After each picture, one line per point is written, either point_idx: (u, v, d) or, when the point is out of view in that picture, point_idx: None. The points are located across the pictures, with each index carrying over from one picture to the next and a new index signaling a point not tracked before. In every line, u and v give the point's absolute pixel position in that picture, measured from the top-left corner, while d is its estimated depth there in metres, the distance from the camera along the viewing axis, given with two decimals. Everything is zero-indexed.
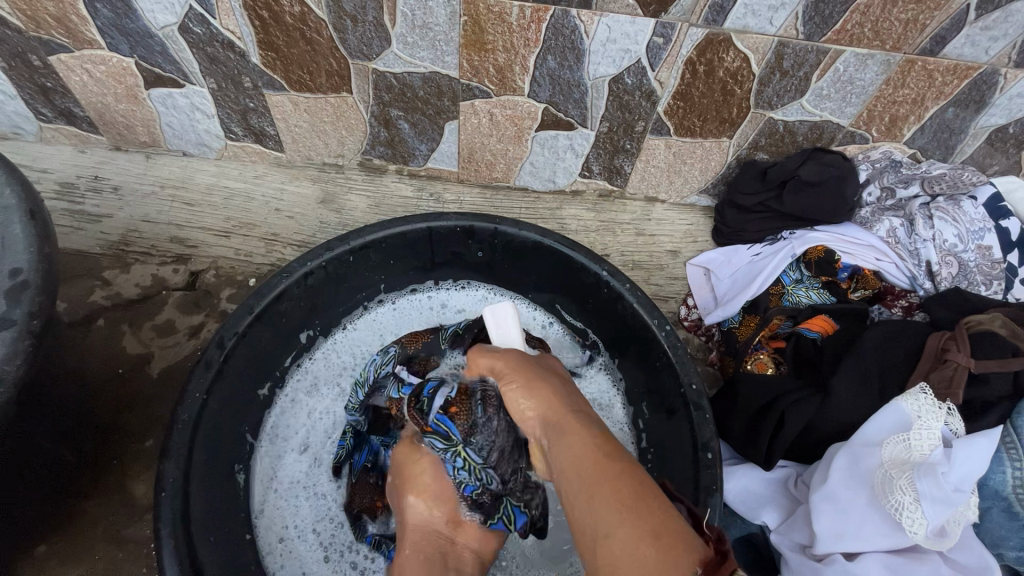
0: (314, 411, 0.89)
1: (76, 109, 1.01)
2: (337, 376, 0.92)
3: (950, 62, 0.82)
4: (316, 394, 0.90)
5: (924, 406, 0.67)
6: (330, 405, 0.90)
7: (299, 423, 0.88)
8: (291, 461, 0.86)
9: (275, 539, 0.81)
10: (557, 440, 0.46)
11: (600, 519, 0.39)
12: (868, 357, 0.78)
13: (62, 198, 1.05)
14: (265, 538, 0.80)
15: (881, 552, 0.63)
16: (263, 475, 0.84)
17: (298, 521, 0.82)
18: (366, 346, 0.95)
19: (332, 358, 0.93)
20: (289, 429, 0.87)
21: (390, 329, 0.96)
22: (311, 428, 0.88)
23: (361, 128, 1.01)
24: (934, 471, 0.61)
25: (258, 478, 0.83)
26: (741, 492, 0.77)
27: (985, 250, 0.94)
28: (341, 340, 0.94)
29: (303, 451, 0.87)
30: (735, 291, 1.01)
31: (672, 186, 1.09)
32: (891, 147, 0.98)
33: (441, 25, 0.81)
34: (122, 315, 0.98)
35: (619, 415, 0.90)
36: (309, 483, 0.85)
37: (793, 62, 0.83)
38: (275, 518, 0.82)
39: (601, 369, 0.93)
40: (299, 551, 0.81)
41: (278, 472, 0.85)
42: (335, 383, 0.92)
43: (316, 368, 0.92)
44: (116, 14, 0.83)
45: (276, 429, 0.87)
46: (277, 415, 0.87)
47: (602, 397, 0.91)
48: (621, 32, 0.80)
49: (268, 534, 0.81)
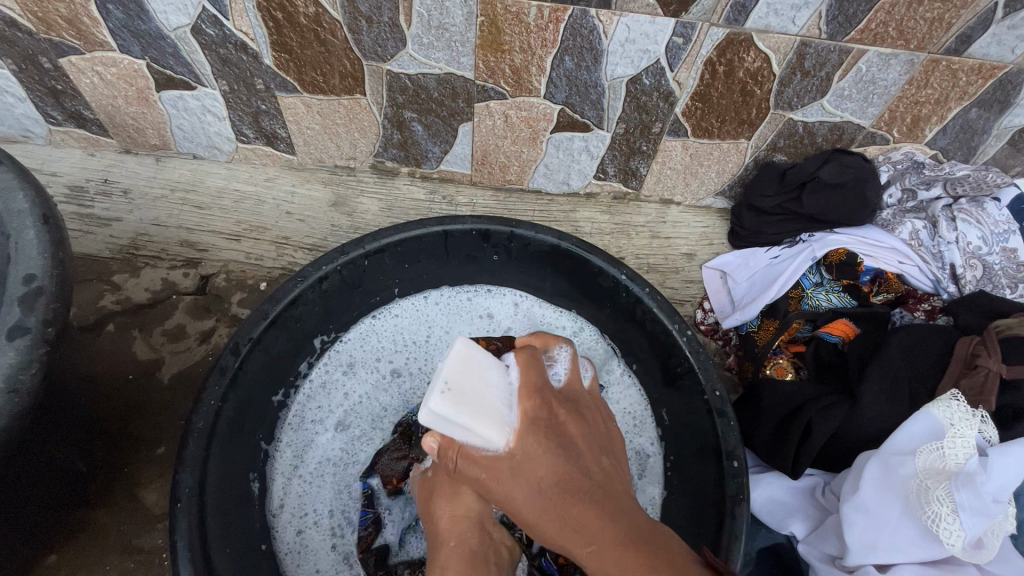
0: (349, 399, 0.89)
1: (85, 112, 1.00)
2: (376, 360, 0.92)
3: (976, 62, 0.81)
4: (353, 375, 0.90)
5: (957, 414, 0.65)
6: (367, 388, 0.90)
7: (332, 404, 0.88)
8: (316, 451, 0.85)
9: (290, 531, 0.79)
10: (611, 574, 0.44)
11: None
12: (896, 363, 0.76)
13: (71, 202, 1.03)
14: (283, 522, 0.79)
15: (913, 564, 0.62)
16: (287, 465, 0.83)
17: (314, 513, 0.81)
18: (410, 332, 0.94)
19: (372, 343, 0.93)
20: (318, 417, 0.87)
21: (436, 322, 0.95)
22: (347, 410, 0.88)
23: (374, 130, 1.00)
24: (973, 482, 0.59)
25: (280, 470, 0.82)
26: (767, 502, 0.76)
27: (1010, 253, 0.93)
28: (382, 323, 0.94)
29: (330, 442, 0.86)
30: (753, 295, 0.99)
31: (689, 188, 1.07)
32: (912, 148, 0.97)
33: (458, 26, 0.79)
34: (132, 320, 0.96)
35: (648, 432, 0.86)
36: (331, 476, 0.83)
37: (815, 62, 0.82)
38: (293, 509, 0.80)
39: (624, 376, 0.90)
40: (313, 545, 0.79)
41: (306, 454, 0.84)
42: (371, 369, 0.91)
43: (352, 353, 0.92)
44: (128, 16, 0.82)
45: (308, 404, 0.87)
46: (310, 390, 0.88)
47: (632, 411, 0.88)
48: (641, 32, 0.78)
49: (283, 525, 0.79)
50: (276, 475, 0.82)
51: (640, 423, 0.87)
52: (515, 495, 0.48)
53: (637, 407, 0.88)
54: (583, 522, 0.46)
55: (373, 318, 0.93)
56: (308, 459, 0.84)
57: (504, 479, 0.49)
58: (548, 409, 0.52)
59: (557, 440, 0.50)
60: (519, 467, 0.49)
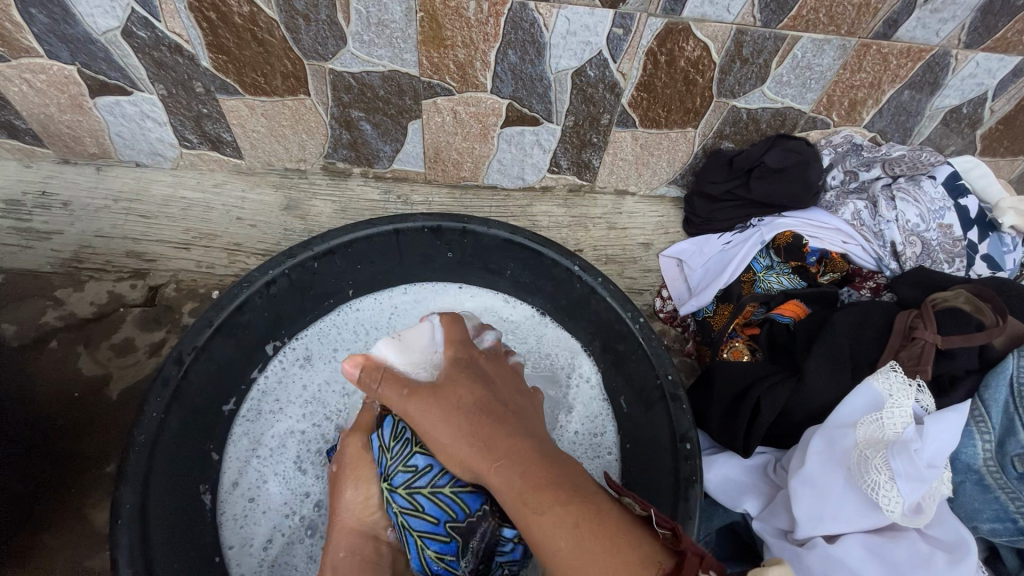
0: (308, 389, 0.87)
1: (17, 122, 0.96)
2: (331, 350, 0.90)
3: (904, 45, 0.84)
4: (309, 365, 0.88)
5: (895, 383, 0.68)
6: (324, 378, 0.88)
7: (292, 394, 0.86)
8: (275, 432, 0.84)
9: (241, 505, 0.79)
10: (523, 484, 0.48)
11: (576, 562, 0.42)
12: (839, 339, 0.79)
13: (7, 216, 0.99)
14: (233, 506, 0.78)
15: (860, 533, 0.64)
16: (243, 447, 0.82)
17: (268, 488, 0.80)
18: (370, 325, 0.93)
19: (330, 334, 0.91)
20: (277, 406, 0.85)
21: (397, 316, 0.94)
22: (306, 399, 0.86)
23: (322, 131, 0.98)
24: (907, 450, 0.62)
25: (237, 456, 0.81)
26: (721, 482, 0.77)
27: (946, 228, 0.97)
28: (342, 318, 0.92)
29: (291, 422, 0.85)
30: (707, 281, 1.01)
31: (641, 178, 1.08)
32: (851, 131, 1.00)
33: (398, 22, 0.79)
34: (76, 335, 0.93)
35: (610, 443, 0.85)
36: (291, 456, 0.83)
37: (753, 49, 0.83)
38: (247, 491, 0.79)
39: (591, 386, 0.89)
40: (263, 518, 0.79)
41: (262, 441, 0.83)
42: (329, 357, 0.89)
43: (308, 342, 0.89)
44: (54, 19, 0.79)
45: (265, 395, 0.85)
46: (269, 381, 0.86)
47: (595, 422, 0.87)
48: (581, 24, 0.79)
49: (234, 500, 0.79)
50: (232, 456, 0.81)
51: (601, 436, 0.86)
52: (442, 412, 0.58)
53: (597, 418, 0.87)
54: (502, 448, 0.52)
55: (332, 311, 0.91)
56: (267, 438, 0.83)
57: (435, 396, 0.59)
58: (470, 356, 0.66)
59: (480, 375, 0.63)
60: (446, 399, 0.59)
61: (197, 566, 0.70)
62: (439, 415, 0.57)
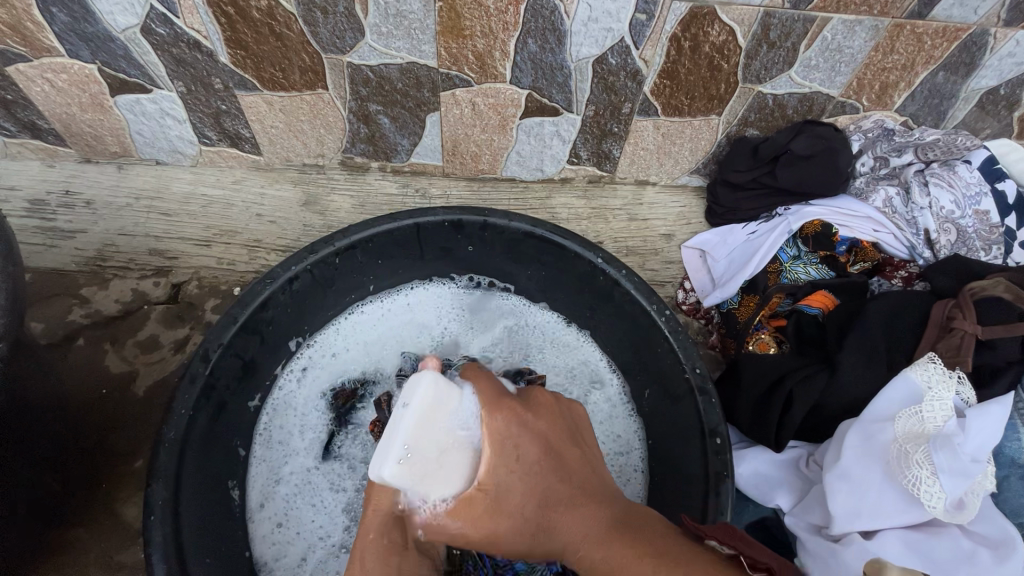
0: (304, 413, 0.85)
1: (40, 122, 0.97)
2: (327, 370, 0.88)
3: (940, 25, 0.80)
4: (307, 389, 0.86)
5: (935, 375, 0.67)
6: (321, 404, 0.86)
7: (292, 425, 0.84)
8: (294, 466, 0.82)
9: (270, 525, 0.78)
10: (610, 555, 0.46)
11: None
12: (873, 331, 0.77)
13: (32, 216, 1.01)
14: (262, 529, 0.78)
15: (899, 529, 0.63)
16: (265, 474, 0.81)
17: (297, 513, 0.79)
18: (371, 331, 0.91)
19: (337, 341, 0.90)
20: (286, 438, 0.83)
21: (399, 317, 0.93)
22: (307, 428, 0.84)
23: (340, 125, 0.98)
24: (951, 443, 0.61)
25: (258, 481, 0.80)
26: (753, 476, 0.76)
27: (982, 215, 0.94)
28: (347, 325, 0.91)
29: (308, 457, 0.83)
30: (733, 272, 0.99)
31: (662, 167, 1.06)
32: (883, 115, 0.96)
33: (416, 13, 0.78)
34: (103, 333, 0.94)
35: (637, 460, 0.84)
36: (314, 484, 0.81)
37: (780, 32, 0.81)
38: (276, 517, 0.79)
39: (610, 386, 0.89)
40: (298, 536, 0.78)
41: (280, 470, 0.81)
42: (329, 376, 0.87)
43: (309, 359, 0.88)
44: (74, 18, 0.79)
45: (271, 428, 0.83)
46: (274, 412, 0.84)
47: (620, 440, 0.85)
48: (602, 11, 0.77)
49: (261, 521, 0.78)
50: (255, 478, 0.80)
51: (625, 451, 0.84)
52: (506, 501, 0.50)
53: (621, 432, 0.85)
54: (570, 524, 0.50)
55: (337, 317, 0.90)
56: (287, 473, 0.81)
57: (476, 513, 0.50)
58: (533, 445, 0.53)
59: (518, 469, 0.51)
60: (493, 499, 0.50)
61: (227, 565, 0.71)
62: (494, 527, 0.50)
